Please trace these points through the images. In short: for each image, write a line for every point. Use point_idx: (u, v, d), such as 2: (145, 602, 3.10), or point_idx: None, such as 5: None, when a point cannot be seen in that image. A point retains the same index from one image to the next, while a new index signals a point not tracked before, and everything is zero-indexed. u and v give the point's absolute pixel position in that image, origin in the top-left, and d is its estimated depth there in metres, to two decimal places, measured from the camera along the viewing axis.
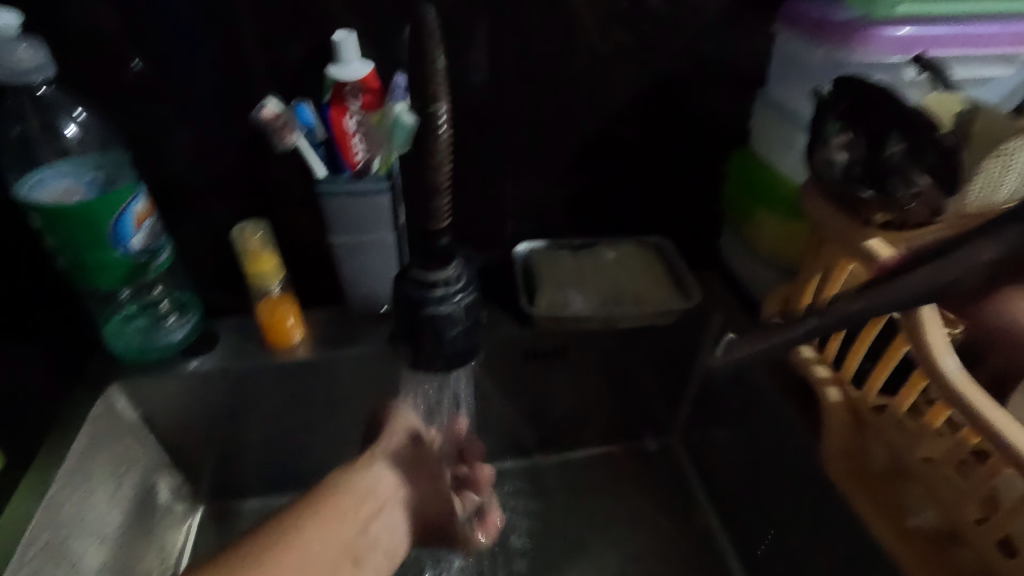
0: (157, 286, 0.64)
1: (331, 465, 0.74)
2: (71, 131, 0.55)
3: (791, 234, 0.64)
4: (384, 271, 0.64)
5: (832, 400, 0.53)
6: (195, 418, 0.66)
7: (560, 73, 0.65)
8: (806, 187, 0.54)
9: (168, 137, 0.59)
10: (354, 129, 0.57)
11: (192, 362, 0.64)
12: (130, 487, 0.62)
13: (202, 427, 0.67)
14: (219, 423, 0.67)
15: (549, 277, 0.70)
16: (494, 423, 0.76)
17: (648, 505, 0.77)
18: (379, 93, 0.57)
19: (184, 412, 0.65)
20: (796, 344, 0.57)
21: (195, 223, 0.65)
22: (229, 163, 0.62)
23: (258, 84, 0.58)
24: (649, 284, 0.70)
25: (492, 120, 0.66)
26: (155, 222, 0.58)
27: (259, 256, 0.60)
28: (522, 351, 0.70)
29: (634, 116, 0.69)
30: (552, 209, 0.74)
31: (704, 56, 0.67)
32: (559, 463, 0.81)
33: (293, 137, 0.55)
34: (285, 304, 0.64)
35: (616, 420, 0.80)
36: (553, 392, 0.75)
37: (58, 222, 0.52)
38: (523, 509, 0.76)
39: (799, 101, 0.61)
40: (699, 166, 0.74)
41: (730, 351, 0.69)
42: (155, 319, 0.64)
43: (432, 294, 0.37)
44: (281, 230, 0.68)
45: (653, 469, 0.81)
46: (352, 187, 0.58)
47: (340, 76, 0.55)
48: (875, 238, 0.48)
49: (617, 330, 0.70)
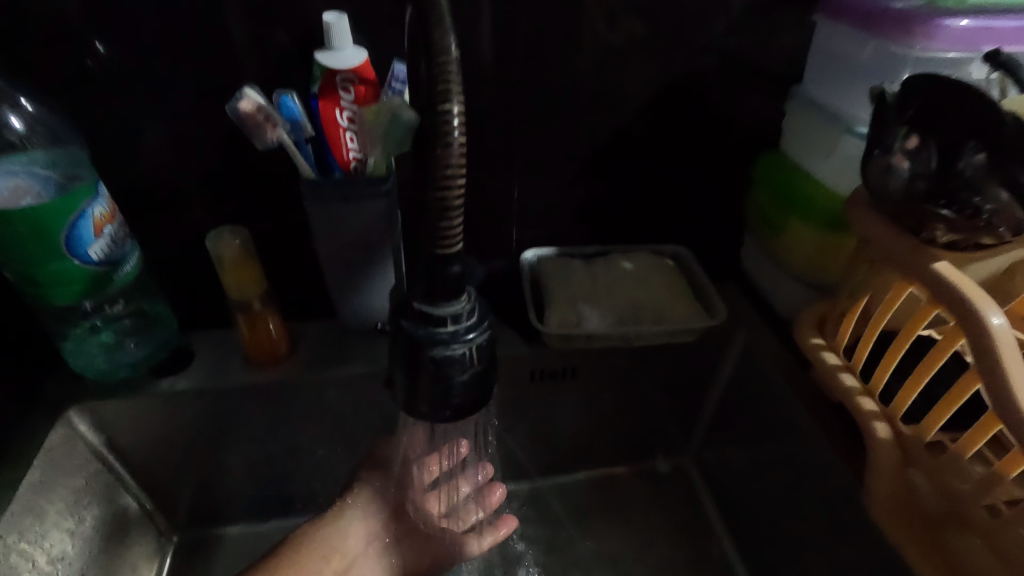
0: (121, 301, 0.56)
1: (317, 490, 0.68)
2: (16, 123, 0.48)
3: (828, 248, 0.58)
4: (380, 282, 0.58)
5: (881, 436, 0.47)
6: (169, 444, 0.60)
7: (574, 66, 0.58)
8: (857, 201, 0.47)
9: (133, 132, 0.52)
10: (346, 124, 0.51)
11: (163, 382, 0.57)
12: (95, 521, 0.56)
13: (175, 453, 0.60)
14: (195, 448, 0.61)
15: (560, 291, 0.64)
16: (496, 445, 0.70)
17: (660, 531, 0.72)
18: (374, 84, 0.50)
19: (155, 438, 0.59)
20: (839, 370, 0.52)
21: (166, 228, 0.58)
22: (204, 161, 0.55)
23: (235, 72, 0.52)
24: (668, 298, 0.65)
25: (498, 116, 0.60)
26: (119, 228, 0.51)
27: (239, 267, 0.54)
28: (529, 371, 0.64)
29: (654, 114, 0.63)
30: (562, 215, 0.68)
31: (733, 48, 0.60)
32: (565, 486, 0.75)
33: (277, 133, 0.48)
34: (269, 317, 0.57)
35: (626, 440, 0.74)
36: (560, 412, 0.69)
37: (2, 229, 0.45)
38: (526, 537, 0.71)
39: (841, 101, 0.56)
40: (722, 170, 0.68)
41: (753, 372, 0.63)
42: (120, 336, 0.57)
43: (439, 332, 0.31)
44: (264, 235, 0.61)
45: (665, 492, 0.75)
46: (344, 192, 0.51)
47: (330, 64, 0.48)
48: (941, 259, 0.42)
49: (633, 348, 0.64)
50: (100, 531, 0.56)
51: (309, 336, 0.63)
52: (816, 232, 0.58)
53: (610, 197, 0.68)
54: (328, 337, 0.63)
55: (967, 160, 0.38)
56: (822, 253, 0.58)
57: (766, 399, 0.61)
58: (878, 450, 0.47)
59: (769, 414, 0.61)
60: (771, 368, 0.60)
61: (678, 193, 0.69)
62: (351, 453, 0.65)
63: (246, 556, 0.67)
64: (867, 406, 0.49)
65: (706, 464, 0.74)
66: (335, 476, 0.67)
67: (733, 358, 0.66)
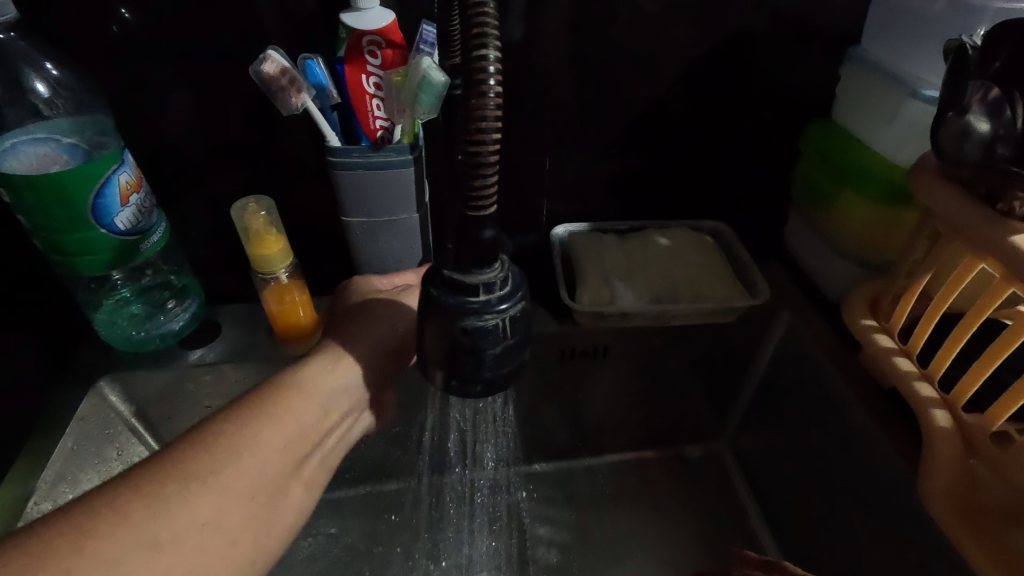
0: (149, 271, 0.58)
1: (378, 344, 0.46)
2: (41, 89, 0.47)
3: (883, 224, 0.54)
4: (409, 255, 0.56)
5: (939, 425, 0.44)
6: (159, 511, 0.32)
7: (615, 28, 0.55)
8: (922, 169, 0.43)
9: (157, 101, 0.52)
10: (373, 91, 0.49)
11: (192, 355, 0.57)
12: (356, 391, 0.46)
13: (158, 519, 0.32)
14: (200, 560, 0.33)
15: (594, 267, 0.62)
16: (519, 423, 0.69)
17: (690, 518, 0.69)
18: (401, 48, 0.48)
19: (74, 546, 0.30)
20: (894, 353, 0.48)
21: (191, 199, 0.58)
22: (229, 131, 0.54)
23: (259, 31, 0.50)
24: (707, 276, 0.62)
25: (532, 82, 0.56)
26: (145, 197, 0.50)
27: (264, 238, 0.52)
28: (558, 350, 0.62)
29: (697, 79, 0.59)
30: (594, 189, 0.65)
31: (788, 3, 0.56)
32: (585, 469, 0.74)
33: (302, 98, 0.46)
34: (296, 289, 0.56)
35: (656, 424, 0.72)
36: (590, 393, 0.67)
37: (29, 196, 0.44)
38: (552, 518, 0.69)
39: (906, 63, 0.52)
40: (767, 142, 0.64)
41: (793, 355, 0.60)
42: (153, 306, 0.58)
43: (470, 302, 0.29)
44: (291, 205, 0.60)
45: (695, 476, 0.73)
46: (369, 160, 0.49)
47: (357, 25, 0.46)
48: (1021, 233, 0.37)
49: (668, 327, 0.61)
50: (333, 413, 0.44)
51: None
52: (875, 206, 0.54)
53: (646, 171, 0.65)
54: None
55: None
56: (878, 229, 0.55)
57: (810, 383, 0.58)
58: (934, 437, 0.44)
59: (811, 397, 0.58)
60: (814, 350, 0.57)
61: (720, 165, 0.65)
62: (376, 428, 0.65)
63: None
64: (924, 393, 0.45)
65: (743, 451, 0.71)
66: (359, 452, 0.67)
67: (775, 340, 0.63)
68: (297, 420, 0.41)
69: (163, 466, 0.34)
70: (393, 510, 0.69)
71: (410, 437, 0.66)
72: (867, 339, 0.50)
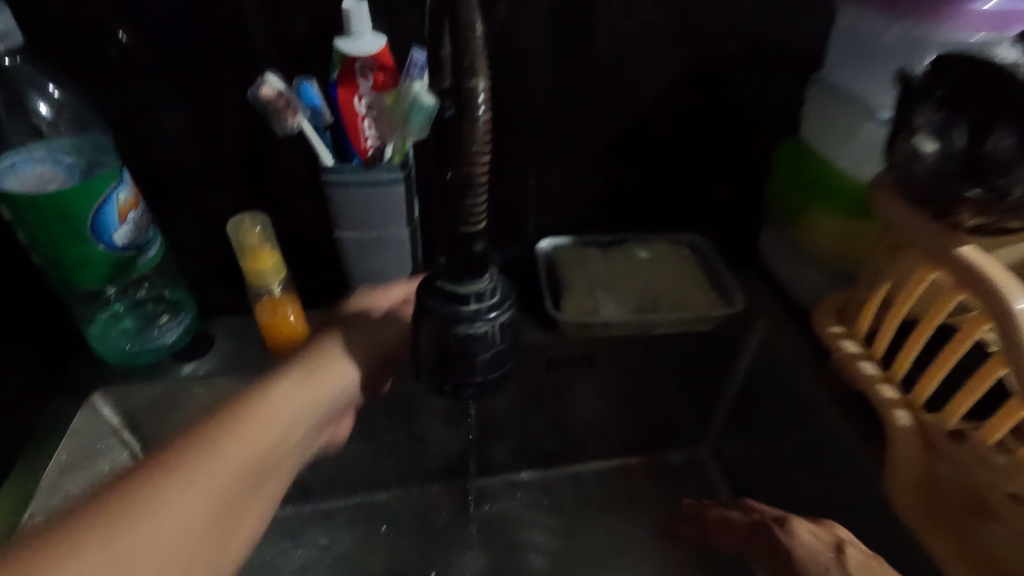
0: (144, 285, 0.59)
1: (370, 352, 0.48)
2: (44, 110, 0.49)
3: (849, 236, 0.57)
4: (399, 268, 0.58)
5: (901, 424, 0.47)
6: (109, 542, 0.31)
7: (595, 53, 0.58)
8: (880, 186, 0.47)
9: (154, 121, 0.53)
10: (364, 112, 0.51)
11: (185, 368, 0.58)
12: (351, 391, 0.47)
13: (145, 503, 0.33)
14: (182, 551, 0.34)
15: (577, 279, 0.65)
16: (508, 431, 0.70)
17: (675, 522, 0.71)
18: (392, 71, 0.50)
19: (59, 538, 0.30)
20: (859, 357, 0.51)
21: (186, 215, 0.59)
22: (225, 150, 0.56)
23: (255, 53, 0.52)
24: (686, 286, 0.64)
25: (518, 103, 0.59)
26: (143, 214, 0.51)
27: (259, 253, 0.54)
28: (545, 359, 0.64)
29: (673, 100, 0.62)
30: (578, 204, 0.68)
31: (757, 30, 0.59)
32: (572, 476, 0.75)
33: (297, 119, 0.49)
34: (289, 303, 0.58)
35: (640, 431, 0.74)
36: (576, 401, 0.69)
37: (30, 212, 0.45)
38: (541, 525, 0.71)
39: (863, 86, 0.56)
40: (741, 159, 0.67)
41: (769, 362, 0.63)
42: (147, 319, 0.58)
43: (463, 311, 0.31)
44: (284, 219, 0.61)
45: (678, 481, 0.75)
46: (362, 178, 0.51)
47: (350, 50, 0.48)
48: (967, 244, 0.41)
49: (650, 335, 0.64)
50: (298, 428, 0.43)
51: (326, 323, 0.63)
52: (840, 219, 0.57)
53: (627, 186, 0.68)
54: None
55: (995, 143, 0.37)
56: (844, 241, 0.58)
57: (786, 388, 0.61)
58: (896, 435, 0.47)
59: (787, 401, 0.60)
60: (788, 356, 0.60)
61: (696, 180, 0.68)
62: (368, 438, 0.66)
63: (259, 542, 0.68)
64: (886, 395, 0.48)
65: (724, 456, 0.74)
66: (351, 462, 0.68)
67: (752, 347, 0.65)
68: (294, 418, 0.42)
69: (114, 491, 0.33)
70: (383, 519, 0.70)
71: (401, 446, 0.68)
72: (834, 345, 0.53)
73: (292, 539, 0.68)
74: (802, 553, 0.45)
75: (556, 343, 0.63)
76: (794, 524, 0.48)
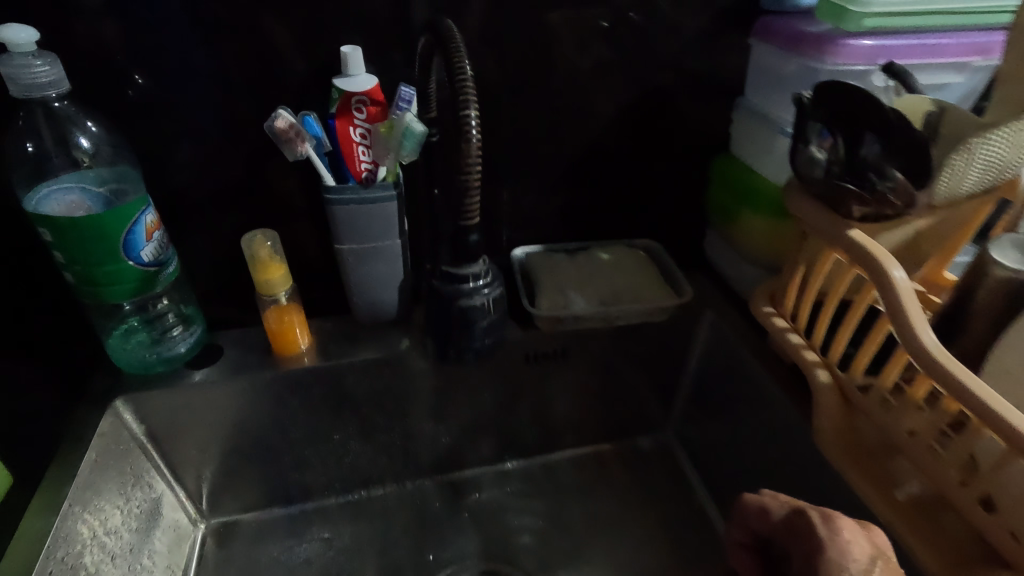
0: (163, 299, 0.65)
1: None
2: (84, 143, 0.56)
3: (775, 232, 0.68)
4: (392, 276, 0.66)
5: (822, 381, 0.57)
6: None
7: (555, 87, 0.68)
8: (790, 187, 0.58)
9: (170, 153, 0.60)
10: (359, 140, 0.59)
11: (197, 374, 0.64)
12: None
13: None
14: None
15: (548, 279, 0.73)
16: (492, 424, 0.77)
17: (646, 499, 0.79)
18: (383, 105, 0.59)
19: None
20: (786, 330, 0.61)
21: (195, 236, 0.66)
22: (233, 177, 0.63)
23: (262, 91, 0.59)
24: (643, 282, 0.74)
25: (490, 129, 0.69)
26: (164, 234, 0.58)
27: (268, 265, 0.60)
28: (523, 353, 0.72)
29: (623, 124, 0.73)
30: (545, 216, 0.77)
31: (688, 65, 0.71)
32: (551, 463, 0.83)
33: (304, 147, 0.56)
34: (294, 311, 0.65)
35: (611, 418, 0.83)
36: (552, 392, 0.77)
37: (68, 234, 0.52)
38: (525, 508, 0.78)
39: (775, 107, 0.67)
40: (684, 172, 0.78)
41: (717, 345, 0.73)
42: (160, 332, 0.64)
43: (464, 287, 0.53)
44: (285, 238, 0.68)
45: (649, 464, 0.83)
46: (360, 196, 0.59)
47: (348, 88, 0.57)
48: (856, 228, 0.51)
49: (614, 327, 0.72)
50: None
51: (325, 330, 0.70)
52: (766, 218, 0.68)
53: (587, 200, 0.77)
54: (342, 331, 0.70)
55: (866, 148, 0.49)
56: (771, 237, 0.69)
57: (733, 366, 0.70)
58: (820, 391, 0.56)
59: (734, 377, 0.70)
60: (732, 338, 0.70)
61: (647, 192, 0.79)
62: (364, 435, 0.72)
63: (263, 540, 0.73)
64: (809, 358, 0.58)
65: (686, 435, 0.82)
66: (350, 459, 0.74)
67: (703, 334, 0.75)
68: None
69: None
70: (379, 512, 0.76)
71: (395, 442, 0.74)
72: (767, 322, 0.63)
73: (296, 536, 0.73)
74: (834, 551, 0.38)
75: (532, 338, 0.71)
76: (836, 519, 0.40)
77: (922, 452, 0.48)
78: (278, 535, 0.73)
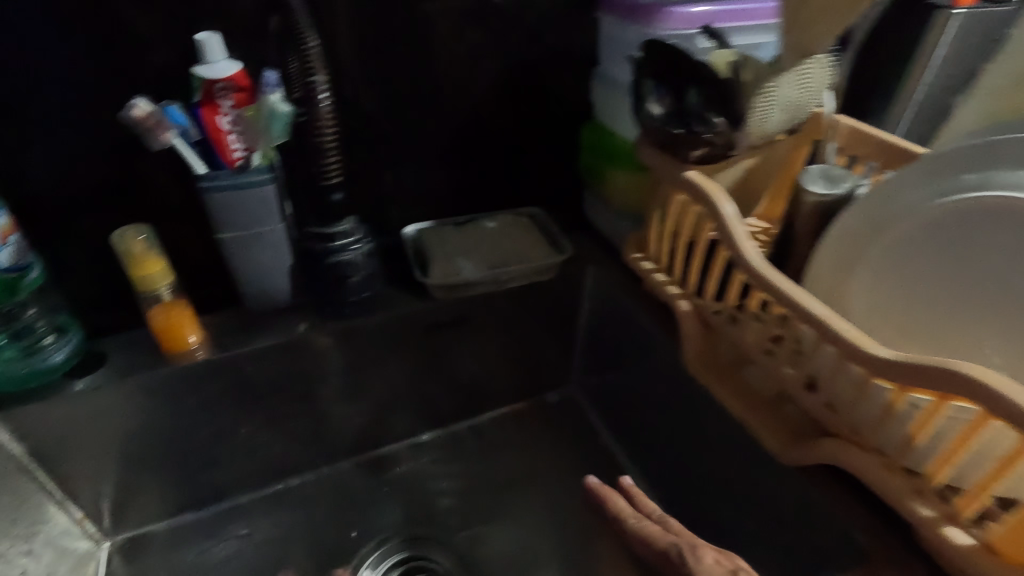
0: (31, 308, 0.62)
1: None
2: None
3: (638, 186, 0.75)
4: (280, 261, 0.67)
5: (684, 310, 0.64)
6: None
7: (423, 66, 0.71)
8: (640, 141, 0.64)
9: (21, 155, 0.58)
10: (228, 128, 0.59)
11: (78, 383, 0.61)
12: None
13: None
14: None
15: (439, 250, 0.77)
16: (405, 398, 0.80)
17: (558, 448, 0.85)
18: (250, 90, 0.59)
19: None
20: (653, 271, 0.68)
21: (62, 242, 0.63)
22: (95, 176, 0.61)
23: (118, 87, 0.58)
24: (527, 244, 0.79)
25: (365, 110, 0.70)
26: (21, 237, 0.55)
27: (145, 260, 0.60)
28: (423, 325, 0.75)
29: (494, 99, 0.77)
30: (432, 192, 0.80)
31: (548, 39, 0.76)
32: (467, 429, 0.87)
33: (168, 136, 0.56)
34: (180, 307, 0.63)
35: (519, 378, 0.87)
36: (458, 360, 0.80)
37: None
38: (445, 474, 0.81)
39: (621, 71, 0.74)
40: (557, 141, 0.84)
41: (603, 295, 0.79)
42: (31, 343, 0.61)
43: (334, 243, 0.66)
44: (163, 237, 0.67)
45: (559, 418, 0.89)
46: (235, 182, 0.59)
47: (209, 75, 0.56)
48: (693, 170, 0.59)
49: (506, 290, 0.77)
50: None
51: (218, 325, 0.69)
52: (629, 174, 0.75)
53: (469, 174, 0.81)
54: (236, 323, 0.69)
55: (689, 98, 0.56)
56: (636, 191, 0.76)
57: (617, 312, 0.77)
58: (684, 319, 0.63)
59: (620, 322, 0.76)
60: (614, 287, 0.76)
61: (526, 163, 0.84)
62: (274, 425, 0.72)
63: (177, 548, 0.71)
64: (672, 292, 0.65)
65: (589, 385, 0.89)
66: (262, 452, 0.74)
67: (589, 288, 0.81)
68: None
69: None
70: (299, 501, 0.76)
71: (308, 429, 0.75)
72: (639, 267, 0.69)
73: (212, 537, 0.72)
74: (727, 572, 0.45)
75: (431, 308, 0.74)
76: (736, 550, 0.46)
77: (768, 358, 0.56)
78: (193, 540, 0.72)
